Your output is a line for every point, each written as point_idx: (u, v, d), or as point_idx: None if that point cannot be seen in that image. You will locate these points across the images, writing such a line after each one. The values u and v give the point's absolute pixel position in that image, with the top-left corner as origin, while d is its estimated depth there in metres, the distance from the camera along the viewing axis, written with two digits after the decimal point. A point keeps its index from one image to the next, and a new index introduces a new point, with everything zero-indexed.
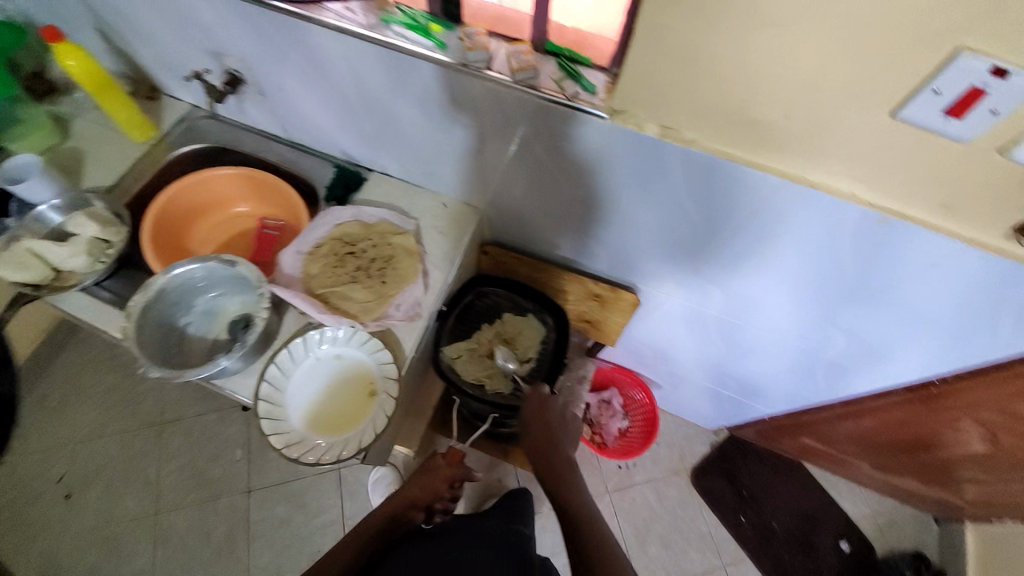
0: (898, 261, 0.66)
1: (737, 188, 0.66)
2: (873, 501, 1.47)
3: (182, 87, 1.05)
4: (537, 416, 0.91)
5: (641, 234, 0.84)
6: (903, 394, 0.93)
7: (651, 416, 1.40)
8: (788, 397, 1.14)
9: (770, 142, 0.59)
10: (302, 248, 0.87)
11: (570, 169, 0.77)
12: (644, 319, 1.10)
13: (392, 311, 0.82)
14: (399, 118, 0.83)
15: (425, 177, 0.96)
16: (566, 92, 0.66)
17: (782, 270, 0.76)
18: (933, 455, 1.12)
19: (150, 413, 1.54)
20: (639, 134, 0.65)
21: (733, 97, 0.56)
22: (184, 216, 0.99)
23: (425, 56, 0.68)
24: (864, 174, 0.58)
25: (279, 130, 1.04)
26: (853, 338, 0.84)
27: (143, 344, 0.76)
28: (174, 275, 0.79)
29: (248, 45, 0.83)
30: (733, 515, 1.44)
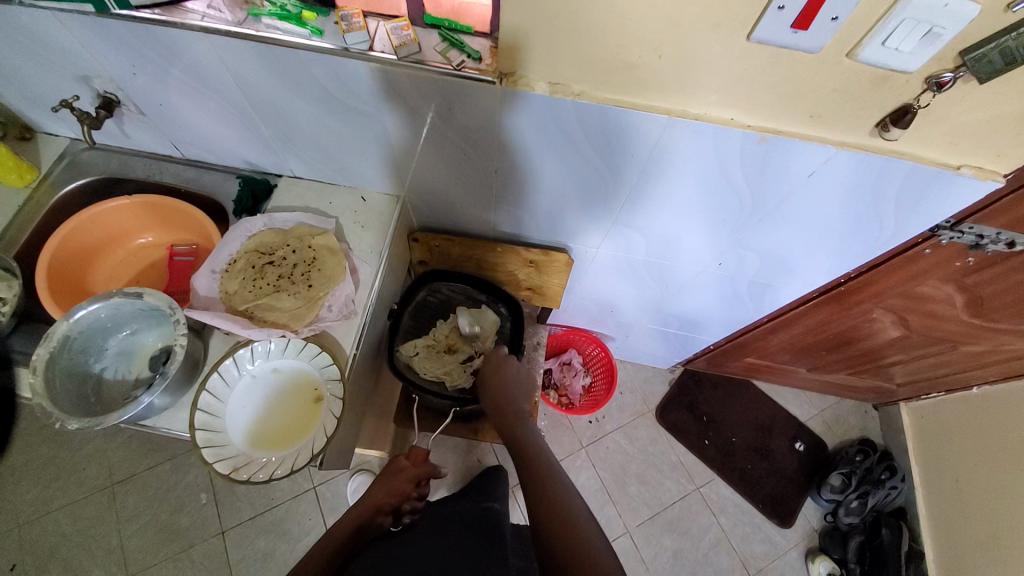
0: (786, 175, 0.71)
1: (631, 131, 0.68)
2: (818, 402, 1.62)
3: (52, 120, 0.96)
4: (490, 374, 0.96)
5: (557, 194, 0.86)
6: (818, 298, 1.02)
7: (609, 367, 1.46)
8: (724, 323, 1.22)
9: (650, 82, 0.62)
10: (216, 267, 0.83)
11: (477, 142, 0.78)
12: (581, 277, 1.14)
13: (325, 313, 0.81)
14: (294, 116, 0.80)
15: (336, 174, 0.93)
16: (452, 62, 0.65)
17: (690, 204, 0.81)
18: (857, 348, 1.24)
19: (98, 477, 1.44)
20: (531, 93, 0.66)
21: (608, 43, 0.58)
22: (80, 259, 0.92)
23: (303, 45, 0.66)
24: (739, 98, 0.62)
25: (171, 150, 0.98)
26: (765, 255, 0.91)
27: (56, 398, 0.70)
28: (77, 320, 0.74)
29: (111, 61, 0.76)
30: (698, 440, 1.53)
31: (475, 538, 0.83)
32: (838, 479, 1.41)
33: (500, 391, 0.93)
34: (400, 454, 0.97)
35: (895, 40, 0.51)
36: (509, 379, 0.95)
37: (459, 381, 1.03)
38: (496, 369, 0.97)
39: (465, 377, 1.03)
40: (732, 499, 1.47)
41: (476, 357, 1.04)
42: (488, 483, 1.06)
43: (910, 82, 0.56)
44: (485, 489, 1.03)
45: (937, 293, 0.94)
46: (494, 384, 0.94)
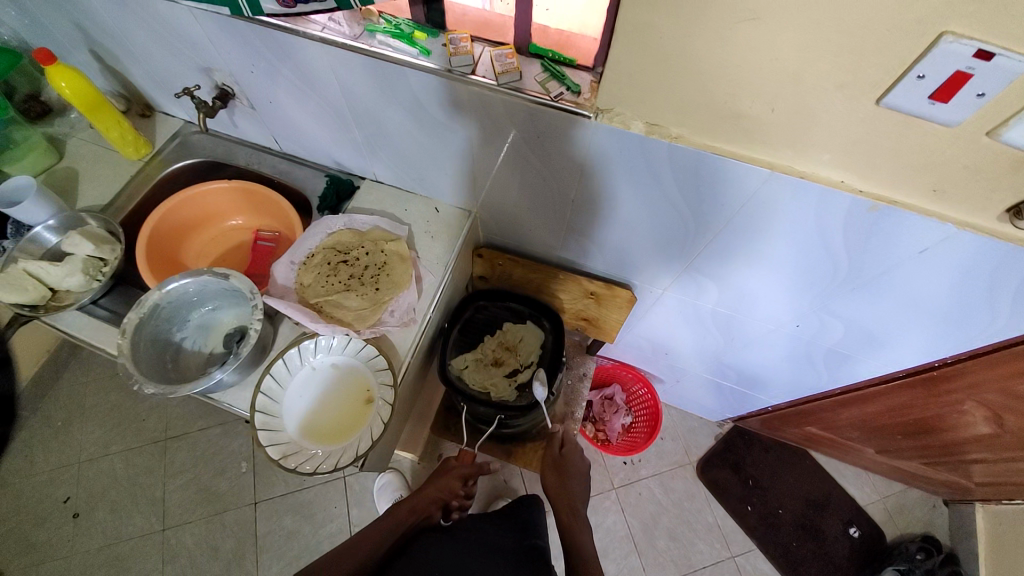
0: (892, 248, 0.66)
1: (726, 181, 0.66)
2: (881, 486, 1.47)
3: (174, 104, 1.06)
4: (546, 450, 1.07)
5: (634, 234, 0.85)
6: (903, 379, 0.94)
7: (653, 411, 1.41)
8: (788, 386, 1.15)
9: (755, 135, 0.60)
10: (295, 259, 0.87)
11: (560, 170, 0.78)
12: (642, 315, 1.10)
13: (386, 317, 0.83)
14: (388, 125, 0.84)
15: (416, 183, 0.96)
16: (551, 93, 0.65)
17: (777, 263, 0.77)
18: (938, 438, 1.13)
19: (154, 430, 1.54)
20: (626, 132, 0.65)
21: (717, 91, 0.56)
22: (179, 232, 1.00)
23: (410, 64, 0.68)
24: (851, 162, 0.58)
25: (271, 142, 1.04)
26: (850, 325, 0.84)
27: (139, 361, 0.76)
28: (168, 291, 0.80)
29: (234, 58, 0.83)
30: (740, 505, 1.44)
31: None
32: (891, 575, 1.32)
33: (557, 478, 1.03)
34: (450, 455, 1.01)
35: None
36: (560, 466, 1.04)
37: (505, 395, 1.00)
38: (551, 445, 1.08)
39: (509, 391, 1.00)
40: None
41: (521, 371, 1.02)
42: (517, 520, 0.96)
43: None
44: (516, 520, 0.96)
45: None
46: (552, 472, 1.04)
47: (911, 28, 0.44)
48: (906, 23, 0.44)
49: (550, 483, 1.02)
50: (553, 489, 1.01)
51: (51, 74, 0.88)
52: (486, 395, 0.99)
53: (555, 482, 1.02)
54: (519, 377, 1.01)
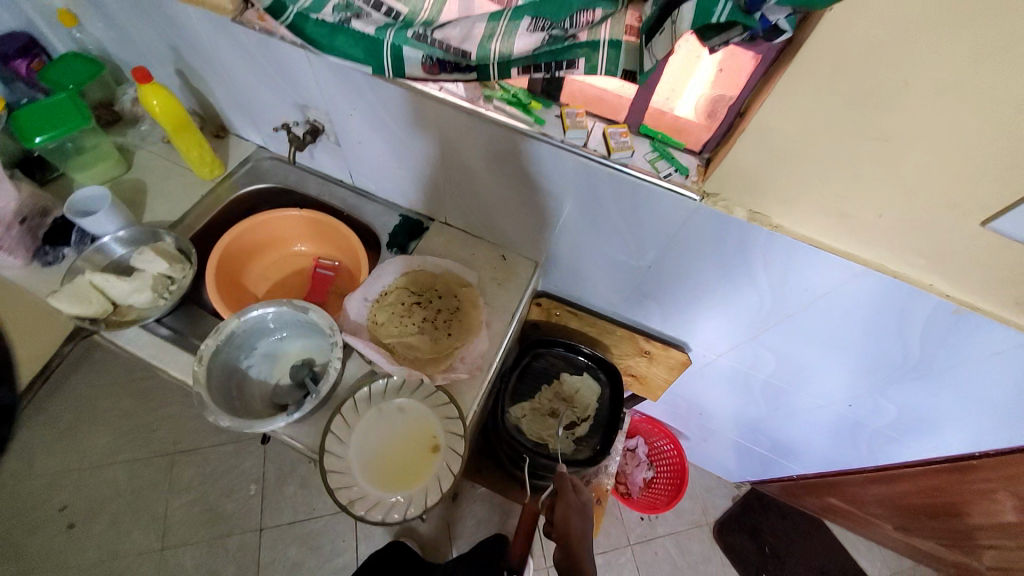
0: (965, 347, 0.69)
1: (815, 270, 0.70)
2: (894, 562, 1.48)
3: (251, 129, 1.08)
4: (561, 491, 0.85)
5: (703, 301, 0.87)
6: (941, 464, 0.97)
7: (678, 470, 1.39)
8: (822, 459, 1.16)
9: (854, 234, 0.63)
10: (369, 295, 0.89)
11: (644, 239, 0.81)
12: (686, 376, 1.12)
13: (457, 364, 0.83)
14: (478, 176, 0.86)
15: (488, 230, 0.98)
16: (659, 173, 0.69)
17: (845, 347, 0.80)
18: (961, 521, 1.13)
19: (164, 442, 1.48)
20: (727, 216, 0.68)
21: (829, 193, 0.60)
22: (246, 254, 1.01)
23: (524, 131, 0.72)
24: (946, 270, 0.62)
25: (344, 175, 1.06)
26: (903, 409, 0.87)
27: (212, 390, 0.75)
28: (246, 319, 0.80)
29: (337, 98, 0.86)
30: (756, 572, 1.43)
31: None
32: None
33: (580, 525, 0.80)
34: None
35: None
36: (582, 511, 0.83)
37: (562, 448, 1.03)
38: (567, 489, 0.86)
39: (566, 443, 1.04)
40: None
41: (579, 424, 1.06)
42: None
43: None
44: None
45: None
46: (575, 516, 0.81)
47: None
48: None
49: (571, 529, 0.79)
50: (576, 535, 0.78)
51: (144, 92, 0.90)
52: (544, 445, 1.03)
53: (579, 527, 0.79)
54: (575, 430, 1.05)
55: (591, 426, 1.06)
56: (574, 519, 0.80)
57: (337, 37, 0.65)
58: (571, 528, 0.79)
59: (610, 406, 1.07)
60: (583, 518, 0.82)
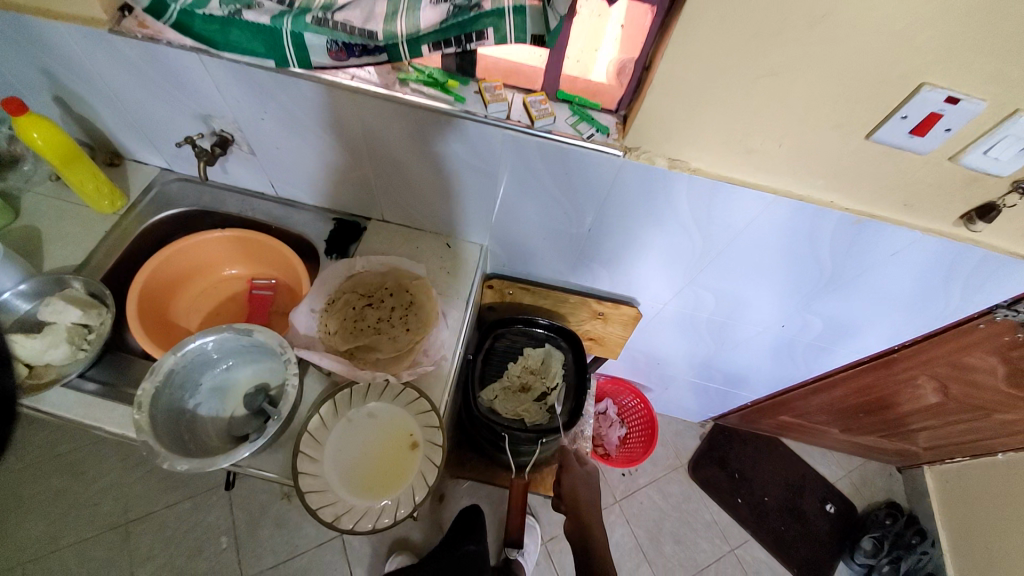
0: (871, 253, 0.78)
1: (735, 206, 0.75)
2: (844, 462, 1.65)
3: (151, 152, 0.99)
4: (568, 465, 0.99)
5: (644, 253, 0.92)
6: (867, 363, 1.09)
7: (648, 421, 1.46)
8: (770, 381, 1.27)
9: (763, 166, 0.69)
10: (315, 305, 0.85)
11: (581, 203, 0.83)
12: (640, 330, 1.18)
13: (422, 357, 0.83)
14: (408, 166, 0.85)
15: (428, 220, 0.97)
16: (583, 135, 0.71)
17: (773, 273, 0.87)
18: (893, 411, 1.29)
19: (111, 513, 1.34)
20: (652, 167, 0.72)
21: (738, 129, 0.65)
22: (170, 287, 0.94)
23: (445, 110, 0.71)
24: (844, 185, 0.69)
25: (265, 188, 1.01)
26: (828, 320, 0.97)
27: (160, 436, 0.69)
28: (183, 354, 0.75)
29: (244, 105, 0.81)
30: (732, 498, 1.54)
31: None
32: (869, 542, 1.44)
33: (588, 494, 0.95)
34: None
35: (998, 150, 0.58)
36: (588, 481, 0.97)
37: (538, 418, 1.06)
38: (573, 462, 1.00)
39: (542, 414, 1.07)
40: (766, 562, 1.46)
41: (550, 393, 1.08)
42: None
43: (999, 184, 0.64)
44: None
45: (981, 364, 1.01)
46: (582, 486, 0.95)
47: (901, 79, 0.55)
48: (897, 76, 0.55)
49: (581, 498, 0.94)
50: (585, 503, 0.93)
51: (20, 125, 0.80)
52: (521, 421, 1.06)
53: (586, 496, 0.95)
54: (548, 400, 1.08)
55: (562, 392, 1.09)
56: (581, 490, 0.95)
57: (230, 30, 0.66)
58: (579, 498, 0.94)
59: (576, 370, 1.11)
60: (589, 488, 0.96)
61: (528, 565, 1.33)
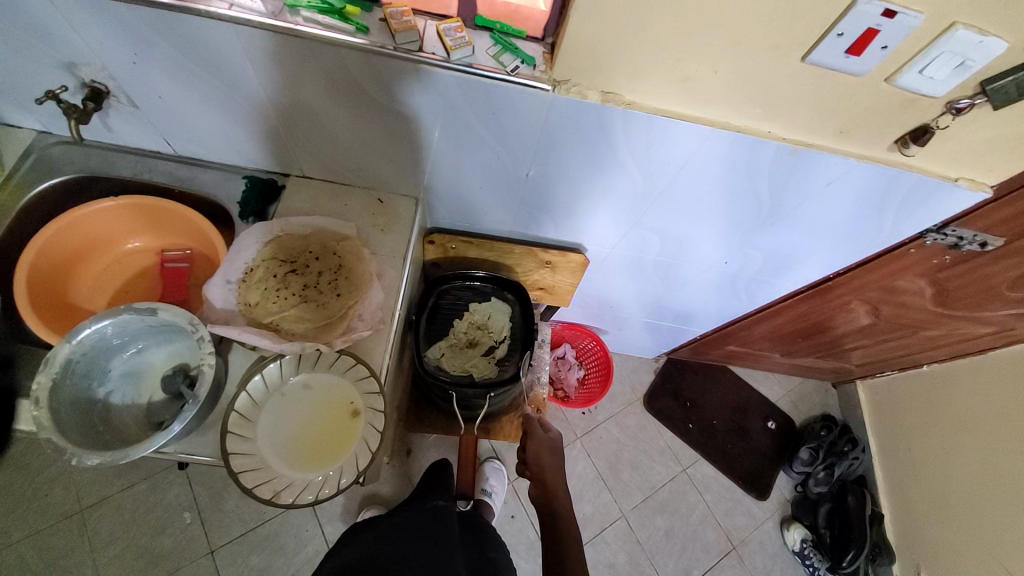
0: (807, 184, 0.77)
1: (672, 141, 0.71)
2: (786, 383, 1.75)
3: (19, 111, 0.84)
4: (532, 432, 0.98)
5: (585, 197, 0.87)
6: (806, 293, 1.11)
7: (604, 361, 1.49)
8: (716, 315, 1.29)
9: (699, 96, 0.65)
10: (231, 277, 0.78)
11: (513, 147, 0.77)
12: (589, 275, 1.16)
13: (356, 324, 0.77)
14: (319, 114, 0.75)
15: (352, 173, 0.89)
16: (506, 67, 0.63)
17: (714, 209, 0.85)
18: (831, 335, 1.35)
19: (63, 503, 1.24)
20: (583, 102, 0.66)
21: (670, 57, 0.59)
22: (64, 267, 0.84)
23: (345, 42, 0.62)
24: (780, 114, 0.66)
25: (162, 146, 0.89)
26: (769, 253, 0.97)
27: (66, 431, 0.63)
28: (79, 342, 0.67)
29: (107, 47, 0.68)
30: (683, 424, 1.63)
31: (448, 543, 0.79)
32: (806, 452, 1.55)
33: (552, 460, 0.94)
34: None
35: (932, 69, 0.56)
36: (552, 447, 0.97)
37: (487, 372, 1.05)
38: (536, 429, 0.99)
39: (490, 367, 1.06)
40: (716, 478, 1.57)
41: (498, 347, 1.07)
42: (477, 532, 0.92)
43: (933, 105, 0.62)
44: (478, 535, 0.91)
45: (910, 286, 1.05)
46: (547, 453, 0.94)
47: None
48: None
49: (545, 464, 0.93)
50: (549, 468, 0.92)
51: None
52: (469, 377, 1.04)
53: (551, 463, 0.94)
54: (496, 353, 1.07)
55: (510, 344, 1.09)
56: (546, 456, 0.94)
57: None
58: (544, 463, 0.93)
59: (524, 321, 1.10)
60: (553, 454, 0.96)
61: (497, 504, 1.38)
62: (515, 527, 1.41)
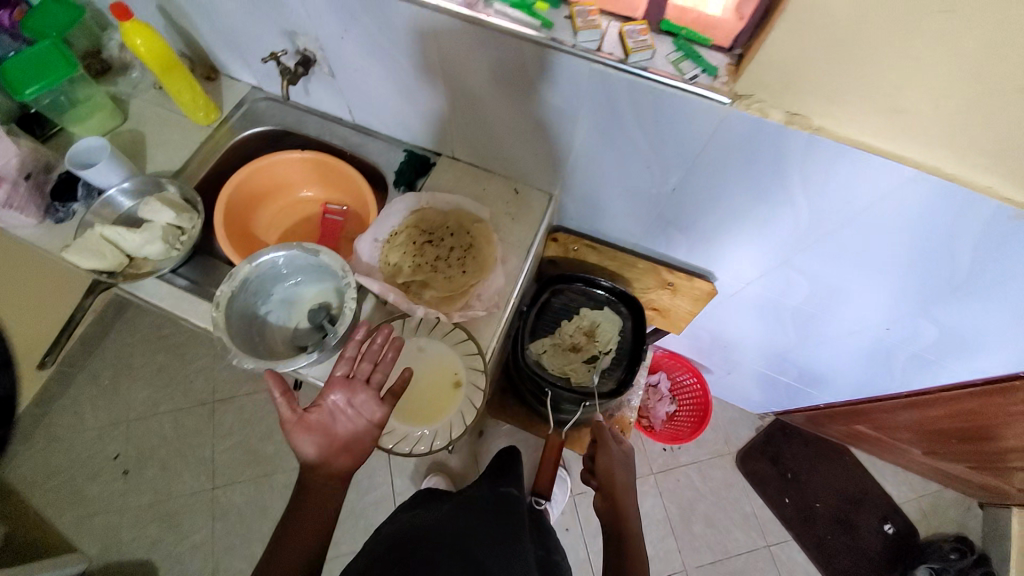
0: (1023, 258, 0.63)
1: (859, 176, 0.62)
2: (919, 487, 1.47)
3: (242, 66, 1.01)
4: (604, 442, 0.92)
5: (732, 222, 0.81)
6: (981, 387, 0.92)
7: (702, 403, 1.39)
8: (851, 384, 1.13)
9: (910, 131, 0.55)
10: (378, 236, 0.86)
11: (669, 158, 0.74)
12: (710, 307, 1.08)
13: (473, 302, 0.82)
14: (484, 100, 0.79)
15: (497, 160, 0.92)
16: (684, 75, 0.61)
17: (885, 262, 0.74)
18: (1001, 446, 1.11)
19: (201, 391, 1.47)
20: (761, 120, 0.61)
21: (882, 84, 0.52)
22: (253, 201, 1.00)
23: (529, 36, 0.64)
24: (1014, 171, 0.54)
25: (344, 113, 1.01)
26: (944, 329, 0.82)
27: (233, 334, 0.75)
28: (257, 264, 0.79)
29: (324, 21, 0.78)
30: (778, 497, 1.45)
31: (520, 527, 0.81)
32: None
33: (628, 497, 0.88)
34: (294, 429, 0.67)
35: None
36: (625, 463, 0.91)
37: (584, 381, 1.03)
38: (609, 440, 0.93)
39: (589, 377, 1.04)
40: (803, 566, 1.38)
41: (601, 357, 1.04)
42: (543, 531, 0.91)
43: None
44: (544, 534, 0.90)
45: None
46: (619, 468, 0.88)
47: None
48: None
49: (616, 480, 0.87)
50: (619, 485, 0.86)
51: (127, 30, 0.85)
52: (565, 380, 1.04)
53: (622, 480, 0.88)
54: (597, 364, 1.05)
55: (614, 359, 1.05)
56: (618, 472, 0.88)
57: None
58: (616, 478, 0.88)
59: (632, 339, 1.06)
60: (625, 468, 0.90)
61: (555, 513, 1.35)
62: (567, 542, 1.38)
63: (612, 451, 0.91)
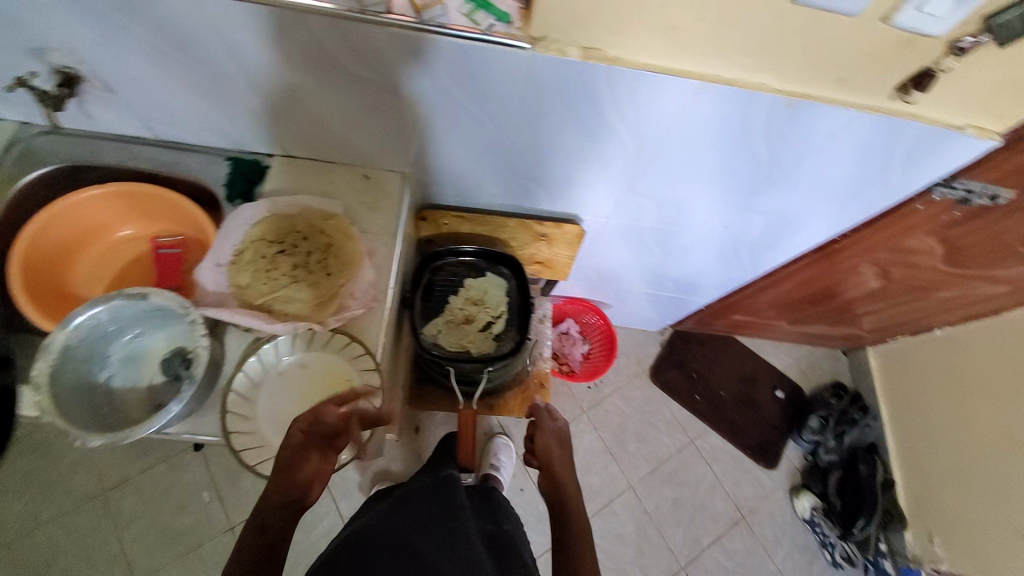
0: (804, 139, 0.74)
1: (663, 97, 0.68)
2: (796, 352, 1.72)
3: None
4: (539, 423, 0.96)
5: (576, 163, 0.84)
6: (812, 257, 1.09)
7: (608, 334, 1.50)
8: (720, 283, 1.27)
9: (687, 46, 0.61)
10: (221, 260, 0.78)
11: (499, 114, 0.75)
12: (587, 247, 1.14)
13: (348, 302, 0.77)
14: (296, 89, 0.74)
15: (337, 150, 0.87)
16: (480, 25, 0.62)
17: (709, 170, 0.83)
18: (839, 300, 1.32)
19: (85, 485, 1.28)
20: (563, 59, 0.63)
21: (652, 5, 0.56)
22: (59, 257, 0.85)
23: (309, 8, 0.59)
24: (771, 63, 0.63)
25: (145, 132, 0.88)
26: (771, 216, 0.94)
27: (69, 414, 0.66)
28: (72, 329, 0.67)
29: (73, 30, 0.67)
30: (690, 397, 1.62)
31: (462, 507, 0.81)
32: (816, 421, 1.53)
33: (560, 451, 0.93)
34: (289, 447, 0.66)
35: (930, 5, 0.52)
36: (560, 437, 0.95)
37: (483, 349, 1.06)
38: (544, 419, 0.97)
39: (488, 344, 1.07)
40: (724, 448, 1.57)
41: (494, 323, 1.08)
42: (489, 502, 0.93)
43: (936, 46, 0.58)
44: (491, 507, 0.92)
45: (921, 246, 1.02)
46: (554, 444, 0.93)
47: None
48: None
49: (553, 456, 0.91)
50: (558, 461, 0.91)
51: None
52: (466, 352, 1.05)
53: (559, 455, 0.92)
54: (492, 329, 1.08)
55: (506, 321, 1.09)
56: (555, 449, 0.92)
57: None
58: (554, 454, 0.92)
59: (519, 297, 1.10)
60: (561, 444, 0.94)
61: (506, 478, 1.39)
62: (524, 500, 1.43)
63: (551, 433, 0.95)
